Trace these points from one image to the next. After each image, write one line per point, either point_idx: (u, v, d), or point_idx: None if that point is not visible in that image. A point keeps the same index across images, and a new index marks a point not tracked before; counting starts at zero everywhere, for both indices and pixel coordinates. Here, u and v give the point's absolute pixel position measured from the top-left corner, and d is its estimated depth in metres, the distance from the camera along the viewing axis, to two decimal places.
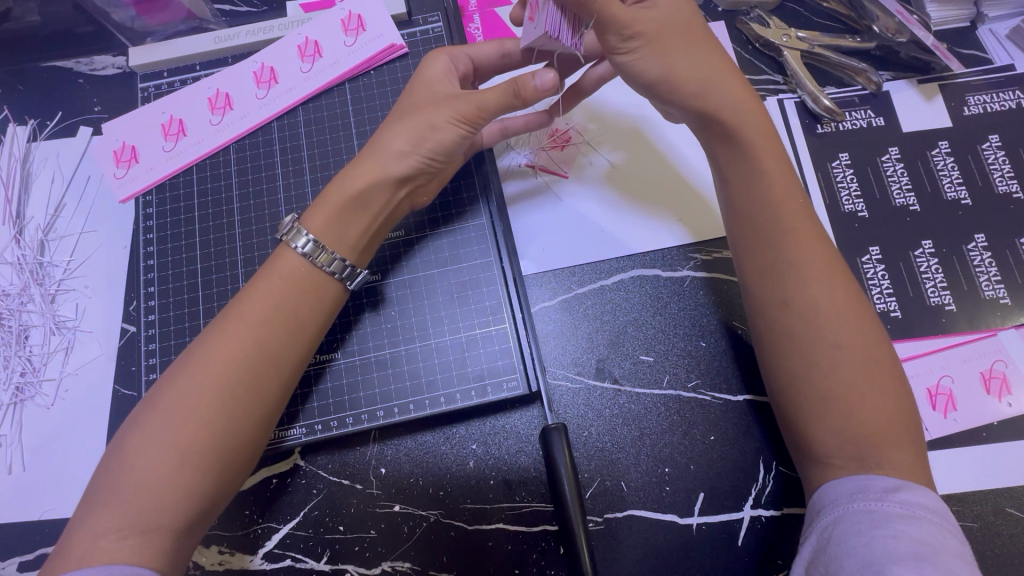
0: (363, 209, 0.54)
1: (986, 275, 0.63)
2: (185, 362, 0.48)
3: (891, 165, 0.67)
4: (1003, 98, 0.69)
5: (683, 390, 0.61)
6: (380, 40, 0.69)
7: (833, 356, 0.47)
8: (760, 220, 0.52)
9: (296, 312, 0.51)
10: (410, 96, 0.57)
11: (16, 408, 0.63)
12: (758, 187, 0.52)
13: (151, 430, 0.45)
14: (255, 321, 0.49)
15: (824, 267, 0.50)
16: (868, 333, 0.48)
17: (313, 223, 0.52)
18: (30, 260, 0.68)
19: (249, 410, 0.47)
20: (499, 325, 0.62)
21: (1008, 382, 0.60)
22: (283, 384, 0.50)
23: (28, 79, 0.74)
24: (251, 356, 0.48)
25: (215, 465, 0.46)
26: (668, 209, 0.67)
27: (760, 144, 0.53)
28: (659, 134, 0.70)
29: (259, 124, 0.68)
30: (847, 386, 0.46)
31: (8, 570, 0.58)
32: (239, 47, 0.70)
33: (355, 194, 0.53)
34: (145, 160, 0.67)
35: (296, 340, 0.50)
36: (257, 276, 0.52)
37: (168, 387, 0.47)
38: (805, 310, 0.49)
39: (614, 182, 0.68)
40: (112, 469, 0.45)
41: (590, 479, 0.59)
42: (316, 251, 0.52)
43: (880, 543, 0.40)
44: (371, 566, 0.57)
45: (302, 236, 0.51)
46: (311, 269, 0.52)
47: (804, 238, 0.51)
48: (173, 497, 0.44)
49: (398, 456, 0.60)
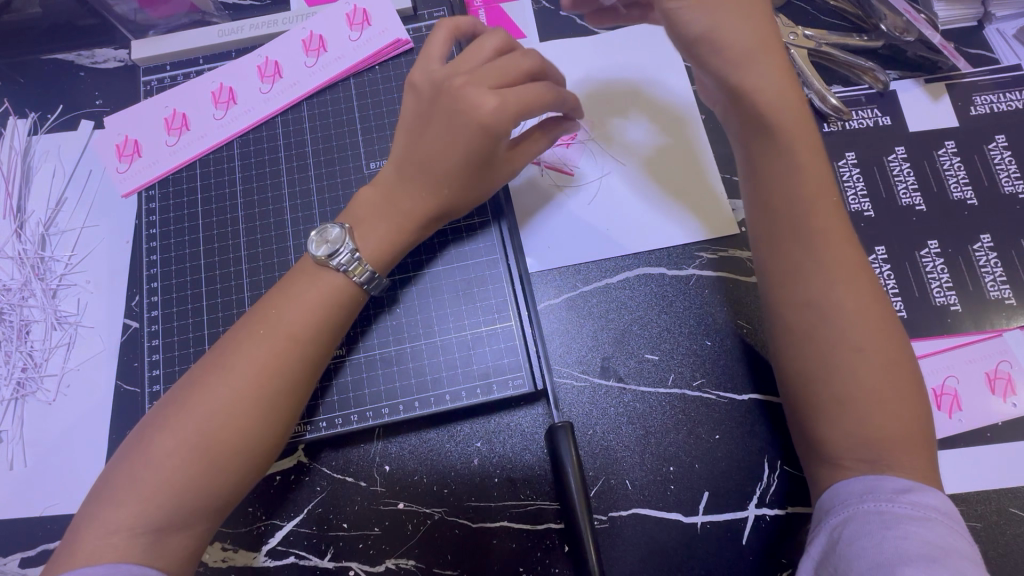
0: (409, 237, 0.55)
1: (991, 275, 0.63)
2: (214, 360, 0.48)
3: (897, 165, 0.67)
4: (1009, 98, 0.69)
5: (688, 389, 0.61)
6: (385, 34, 0.69)
7: (855, 358, 0.47)
8: (790, 216, 0.51)
9: (325, 315, 0.50)
10: (438, 114, 0.51)
11: (18, 404, 0.63)
12: (795, 180, 0.51)
13: (173, 425, 0.45)
14: (282, 321, 0.49)
15: (849, 268, 0.49)
16: (891, 339, 0.48)
17: (368, 253, 0.53)
18: (31, 254, 0.67)
19: (270, 412, 0.47)
20: (505, 323, 0.62)
21: (1013, 382, 0.60)
22: (305, 387, 0.49)
23: (28, 71, 0.73)
24: (274, 356, 0.48)
25: (234, 464, 0.45)
26: (679, 205, 0.66)
27: (796, 132, 0.51)
28: (689, 130, 0.69)
29: (264, 119, 0.68)
30: (865, 390, 0.46)
31: (10, 566, 0.57)
32: (243, 41, 0.70)
33: (404, 227, 0.54)
34: (149, 155, 0.67)
35: (317, 344, 0.50)
36: (290, 281, 0.52)
37: (194, 385, 0.47)
38: (826, 311, 0.48)
39: (635, 173, 0.68)
40: (133, 463, 0.45)
41: (595, 477, 0.59)
42: (353, 263, 0.51)
43: (891, 544, 0.40)
44: (375, 563, 0.57)
45: (342, 250, 0.51)
46: (344, 281, 0.51)
47: (837, 238, 0.50)
48: (190, 494, 0.44)
49: (403, 453, 0.60)
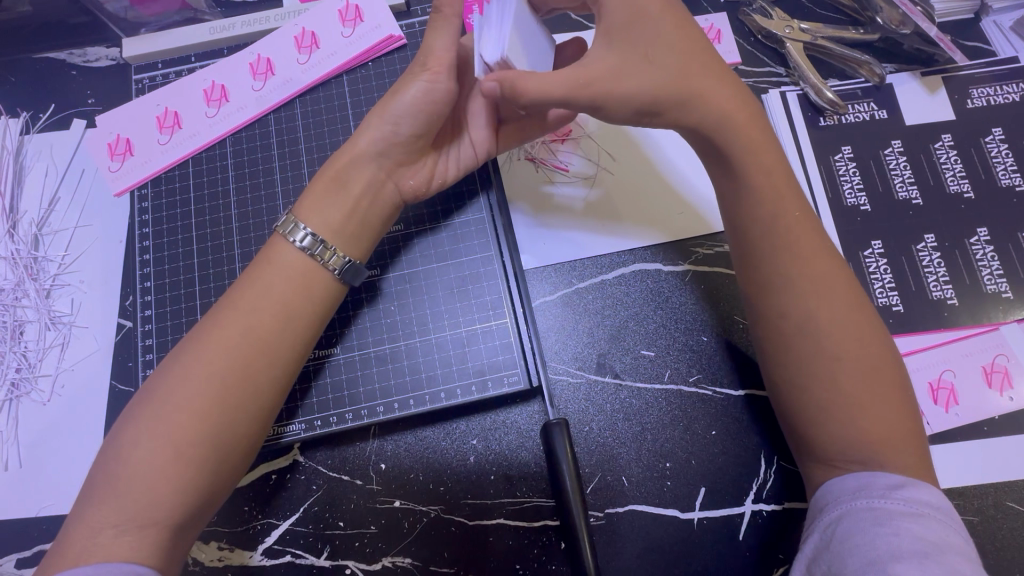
0: (342, 180, 0.55)
1: (988, 269, 0.63)
2: (184, 353, 0.48)
3: (894, 159, 0.67)
4: (1007, 91, 0.68)
5: (684, 385, 0.60)
6: (378, 30, 0.68)
7: (833, 367, 0.47)
8: (758, 235, 0.51)
9: (293, 305, 0.51)
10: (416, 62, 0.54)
11: (13, 404, 0.63)
12: (755, 202, 0.51)
13: (151, 419, 0.45)
14: (250, 311, 0.49)
15: (826, 275, 0.49)
16: (869, 344, 0.47)
17: (306, 215, 0.53)
18: (24, 254, 0.67)
19: (247, 404, 0.47)
20: (500, 321, 0.61)
21: (1010, 376, 0.60)
22: (283, 378, 0.50)
23: (19, 70, 0.72)
24: (249, 347, 0.48)
25: (214, 456, 0.45)
26: (664, 214, 0.66)
27: (752, 156, 0.50)
28: (663, 140, 0.68)
29: (255, 116, 0.67)
30: (846, 396, 0.46)
31: (6, 567, 0.57)
32: (234, 39, 0.69)
33: (350, 193, 0.55)
34: (140, 153, 0.67)
35: (294, 335, 0.50)
36: (254, 269, 0.52)
37: (167, 378, 0.47)
38: (804, 320, 0.48)
39: (614, 192, 0.67)
40: (110, 460, 0.45)
41: (591, 474, 0.59)
42: (316, 247, 0.52)
43: (884, 541, 0.40)
44: (372, 562, 0.57)
45: (300, 231, 0.52)
46: (309, 263, 0.52)
47: (806, 253, 0.49)
48: (170, 490, 0.44)
49: (399, 451, 0.60)
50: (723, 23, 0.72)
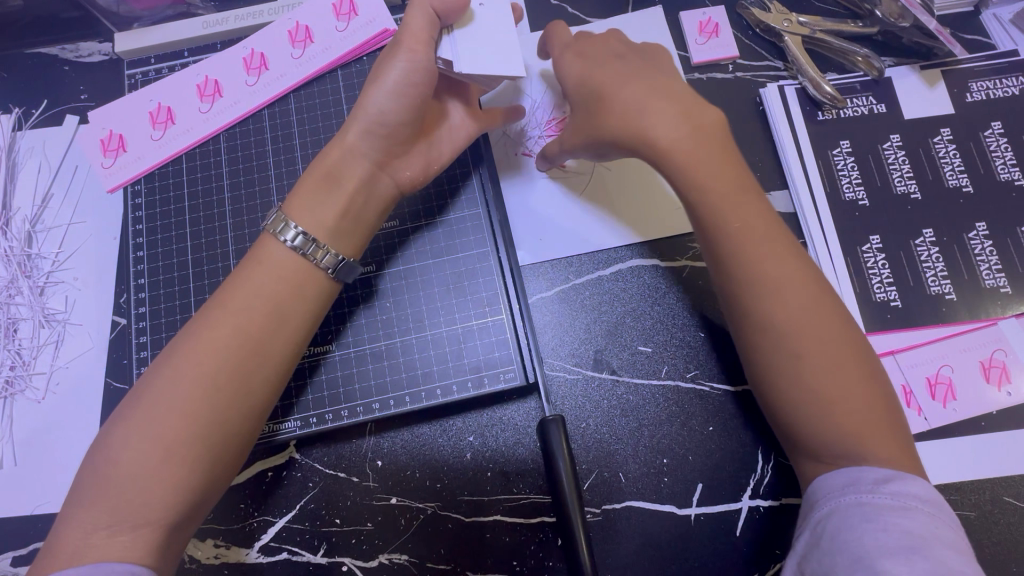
0: (337, 183, 0.54)
1: (986, 263, 0.63)
2: (174, 353, 0.47)
3: (893, 153, 0.66)
4: (1006, 84, 0.68)
5: (681, 380, 0.60)
6: (373, 24, 0.67)
7: (807, 360, 0.47)
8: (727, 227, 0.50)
9: (284, 305, 0.50)
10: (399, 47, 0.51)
11: (7, 402, 0.62)
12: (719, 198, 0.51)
13: (139, 422, 0.45)
14: (237, 310, 0.49)
15: (797, 272, 0.49)
16: (839, 338, 0.47)
17: (299, 215, 0.52)
18: (17, 252, 0.67)
19: (235, 403, 0.47)
20: (496, 316, 0.61)
21: (1008, 370, 0.59)
22: (276, 379, 0.49)
23: (12, 65, 0.72)
24: (239, 346, 0.48)
25: (205, 458, 0.45)
26: (663, 208, 0.65)
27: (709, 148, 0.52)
28: None
29: (250, 113, 0.67)
30: (825, 390, 0.46)
31: (2, 565, 0.57)
32: (228, 33, 0.69)
33: (343, 190, 0.54)
34: (133, 150, 0.66)
35: (283, 334, 0.50)
36: (242, 267, 0.52)
37: (158, 379, 0.46)
38: (771, 315, 0.48)
39: (612, 187, 0.66)
40: (100, 462, 0.44)
41: (588, 471, 0.58)
42: (305, 244, 0.51)
43: (871, 538, 0.39)
44: (369, 559, 0.57)
45: (291, 228, 0.51)
46: (303, 262, 0.51)
47: (776, 246, 0.49)
48: (161, 489, 0.43)
49: (395, 448, 0.59)
50: (721, 16, 0.71)
